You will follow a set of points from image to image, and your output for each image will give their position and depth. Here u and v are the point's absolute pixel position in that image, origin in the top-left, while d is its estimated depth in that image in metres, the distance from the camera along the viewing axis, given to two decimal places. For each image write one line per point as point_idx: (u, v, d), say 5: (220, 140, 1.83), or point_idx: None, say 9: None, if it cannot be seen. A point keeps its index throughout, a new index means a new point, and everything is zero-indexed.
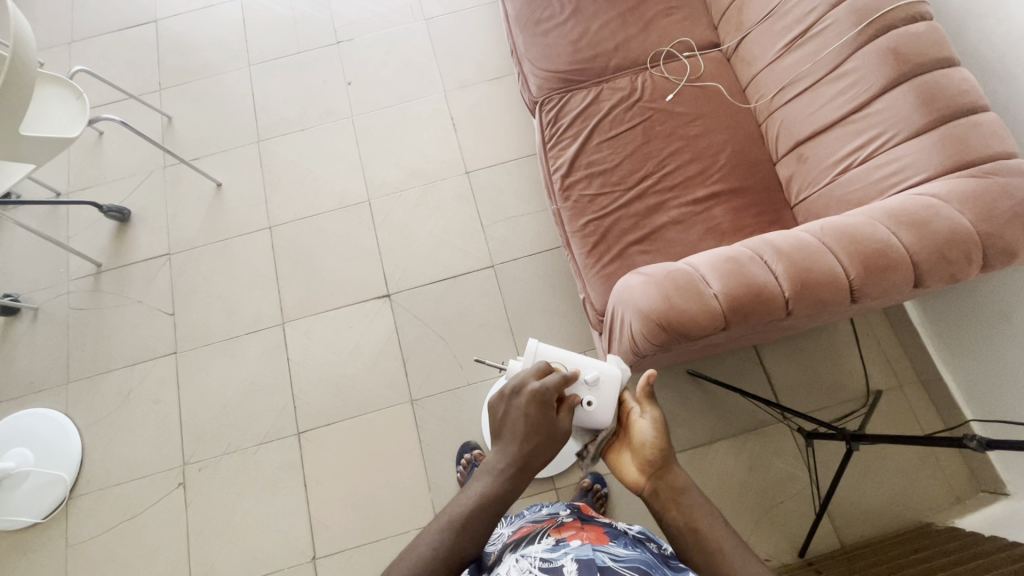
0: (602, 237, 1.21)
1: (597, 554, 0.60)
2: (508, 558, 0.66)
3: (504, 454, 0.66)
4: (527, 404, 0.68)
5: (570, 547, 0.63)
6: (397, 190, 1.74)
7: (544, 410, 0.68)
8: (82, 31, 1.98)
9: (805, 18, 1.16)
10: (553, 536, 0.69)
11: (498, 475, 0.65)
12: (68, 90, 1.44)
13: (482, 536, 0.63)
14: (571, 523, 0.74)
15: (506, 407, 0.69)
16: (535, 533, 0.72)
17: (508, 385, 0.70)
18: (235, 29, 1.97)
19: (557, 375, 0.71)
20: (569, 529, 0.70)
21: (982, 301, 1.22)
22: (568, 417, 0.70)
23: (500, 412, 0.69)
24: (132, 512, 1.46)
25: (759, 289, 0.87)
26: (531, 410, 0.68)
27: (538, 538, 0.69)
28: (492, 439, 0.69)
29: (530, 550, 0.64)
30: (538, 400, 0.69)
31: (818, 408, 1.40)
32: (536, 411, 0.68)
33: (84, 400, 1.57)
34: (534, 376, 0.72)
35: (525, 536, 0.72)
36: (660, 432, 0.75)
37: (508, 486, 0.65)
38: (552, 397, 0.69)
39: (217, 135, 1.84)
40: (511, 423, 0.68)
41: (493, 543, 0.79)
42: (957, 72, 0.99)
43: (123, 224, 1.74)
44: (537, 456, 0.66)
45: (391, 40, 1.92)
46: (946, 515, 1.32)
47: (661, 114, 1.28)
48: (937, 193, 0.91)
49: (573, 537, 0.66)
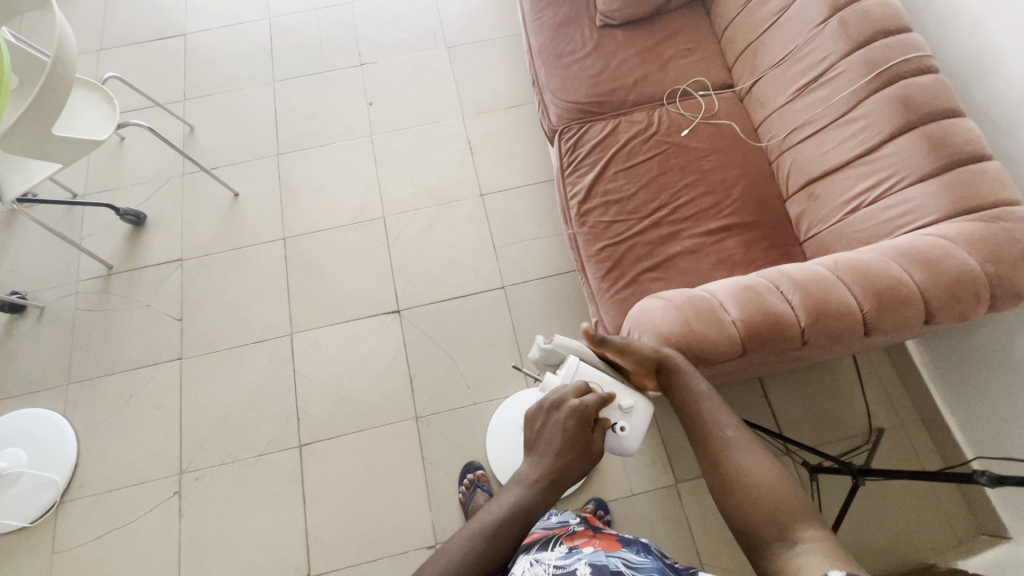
0: (616, 263, 1.24)
1: (611, 560, 0.61)
2: (522, 560, 0.67)
3: (538, 464, 0.67)
4: (566, 418, 0.69)
5: (583, 553, 0.64)
6: (412, 208, 1.78)
7: (582, 427, 0.69)
8: (111, 40, 2.03)
9: (817, 65, 1.22)
10: (566, 543, 0.69)
11: (530, 486, 0.66)
12: (99, 95, 1.47)
13: (509, 548, 0.63)
14: (583, 531, 0.74)
15: (545, 418, 0.70)
16: (545, 538, 0.73)
17: (548, 398, 0.72)
18: (260, 45, 2.03)
19: (597, 396, 0.71)
20: (581, 537, 0.71)
21: (984, 343, 1.25)
22: (602, 438, 0.72)
23: (538, 421, 0.71)
24: (123, 520, 1.42)
25: (776, 318, 0.90)
26: (569, 424, 0.69)
27: (551, 544, 0.69)
28: (525, 450, 0.70)
29: (544, 556, 0.65)
30: (577, 416, 0.69)
31: (821, 442, 1.41)
32: (574, 426, 0.69)
33: (84, 402, 1.55)
34: (573, 393, 0.72)
35: (537, 542, 0.72)
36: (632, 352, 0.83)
37: (537, 498, 0.66)
38: (591, 417, 0.70)
39: (237, 146, 1.88)
40: (547, 436, 0.69)
41: None
42: (963, 123, 1.05)
43: (137, 229, 1.75)
44: (568, 472, 0.67)
45: (412, 65, 1.99)
46: (947, 556, 1.32)
47: (677, 148, 1.33)
48: (945, 234, 0.95)
49: (586, 544, 0.67)
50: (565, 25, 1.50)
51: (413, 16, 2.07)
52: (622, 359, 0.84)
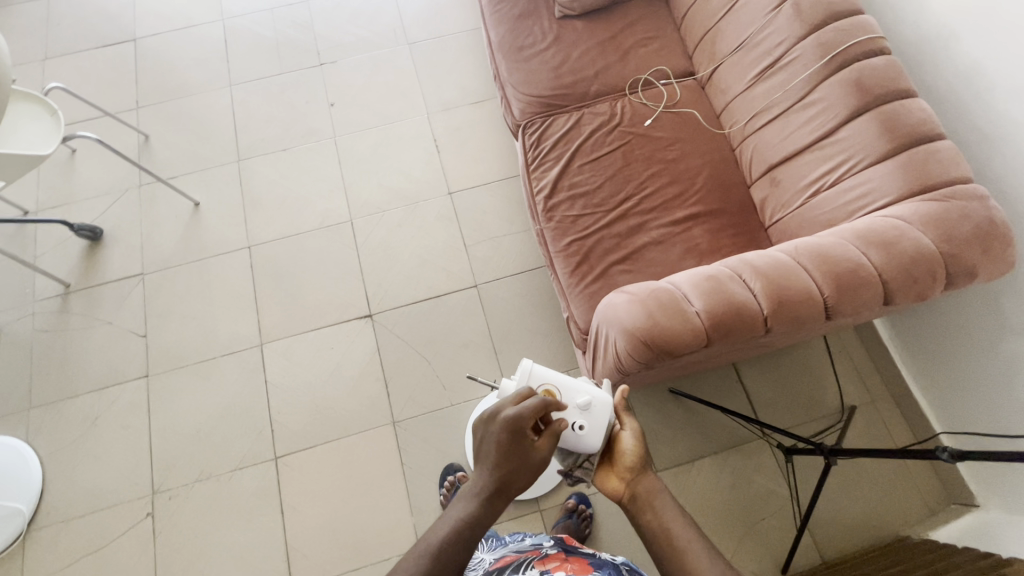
0: (584, 256, 1.23)
1: None
2: None
3: (477, 480, 0.68)
4: (499, 433, 0.68)
5: None
6: (380, 210, 1.74)
7: (517, 437, 0.69)
8: (57, 48, 1.95)
9: (774, 49, 1.22)
10: (539, 567, 0.76)
11: (473, 501, 0.66)
12: (43, 107, 1.41)
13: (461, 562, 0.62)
14: (555, 554, 0.80)
15: (481, 435, 0.70)
16: (518, 561, 0.80)
17: (485, 411, 0.71)
18: (215, 48, 1.97)
19: (534, 402, 0.71)
20: (553, 560, 0.77)
21: (947, 318, 1.27)
22: (544, 444, 0.70)
23: (476, 439, 0.70)
24: (95, 546, 1.38)
25: (739, 307, 0.90)
26: (501, 438, 0.68)
27: (524, 568, 0.76)
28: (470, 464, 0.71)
29: None
30: (512, 427, 0.69)
31: (796, 423, 1.43)
32: (508, 438, 0.68)
33: (47, 427, 1.49)
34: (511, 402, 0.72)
35: (511, 564, 0.79)
36: (640, 443, 0.80)
37: (482, 512, 0.66)
38: (526, 425, 0.69)
39: (195, 154, 1.82)
40: (484, 451, 0.69)
41: (477, 567, 0.86)
42: (915, 103, 1.06)
43: (94, 244, 1.69)
44: (512, 479, 0.67)
45: (373, 63, 1.94)
46: (920, 528, 1.35)
47: (640, 138, 1.33)
48: (902, 215, 0.95)
49: (558, 569, 0.74)
50: (524, 18, 1.48)
51: (372, 13, 2.02)
52: (624, 442, 0.81)
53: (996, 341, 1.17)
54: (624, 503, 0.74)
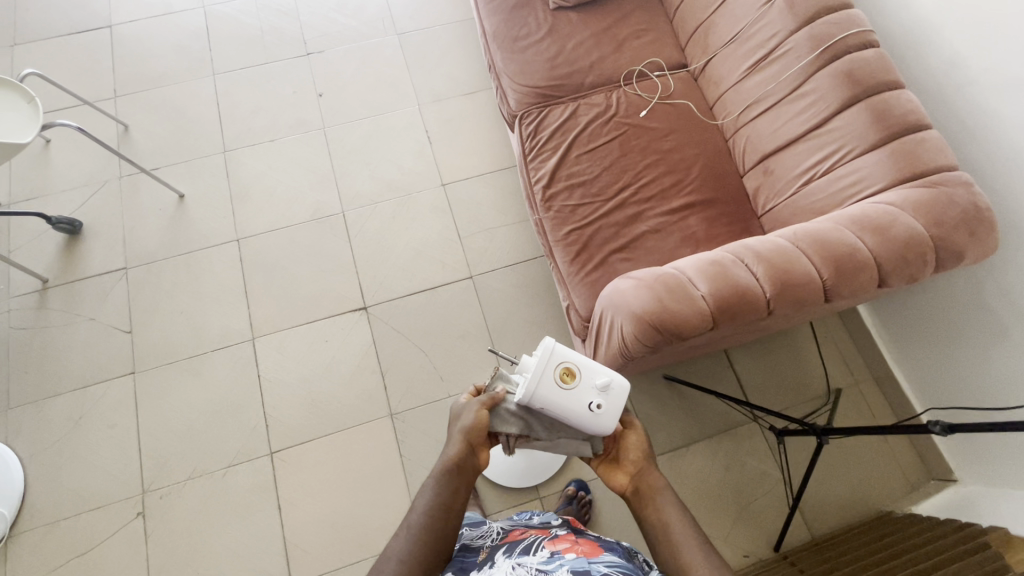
0: (584, 245, 1.25)
1: (592, 566, 0.66)
2: (505, 560, 0.73)
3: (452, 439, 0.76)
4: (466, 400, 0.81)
5: (565, 559, 0.68)
6: (373, 202, 1.73)
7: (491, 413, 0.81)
8: (25, 34, 1.86)
9: (767, 42, 1.25)
10: (549, 548, 0.75)
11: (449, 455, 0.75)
12: (18, 94, 1.35)
13: (437, 540, 0.69)
14: (565, 536, 0.79)
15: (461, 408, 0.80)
16: (529, 541, 0.79)
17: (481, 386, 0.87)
18: (197, 37, 1.91)
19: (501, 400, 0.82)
20: (564, 542, 0.76)
21: (929, 302, 1.33)
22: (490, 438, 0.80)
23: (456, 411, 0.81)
24: (82, 548, 1.34)
25: (744, 291, 0.92)
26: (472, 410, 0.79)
27: (534, 548, 0.75)
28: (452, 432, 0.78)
29: (527, 559, 0.71)
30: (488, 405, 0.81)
31: (785, 406, 1.48)
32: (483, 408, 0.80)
33: (28, 428, 1.44)
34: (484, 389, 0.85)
35: (521, 542, 0.79)
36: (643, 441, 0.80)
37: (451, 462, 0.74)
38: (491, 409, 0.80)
39: (179, 145, 1.77)
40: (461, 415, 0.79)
41: (486, 537, 0.87)
42: (904, 95, 1.10)
43: (73, 238, 1.63)
44: (471, 454, 0.76)
45: (362, 54, 1.92)
46: (903, 503, 1.42)
47: (636, 129, 1.34)
48: (894, 201, 1.00)
49: (568, 549, 0.72)
50: (519, 8, 1.48)
51: (360, 3, 1.99)
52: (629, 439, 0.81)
53: (975, 322, 1.23)
54: (627, 499, 0.76)
